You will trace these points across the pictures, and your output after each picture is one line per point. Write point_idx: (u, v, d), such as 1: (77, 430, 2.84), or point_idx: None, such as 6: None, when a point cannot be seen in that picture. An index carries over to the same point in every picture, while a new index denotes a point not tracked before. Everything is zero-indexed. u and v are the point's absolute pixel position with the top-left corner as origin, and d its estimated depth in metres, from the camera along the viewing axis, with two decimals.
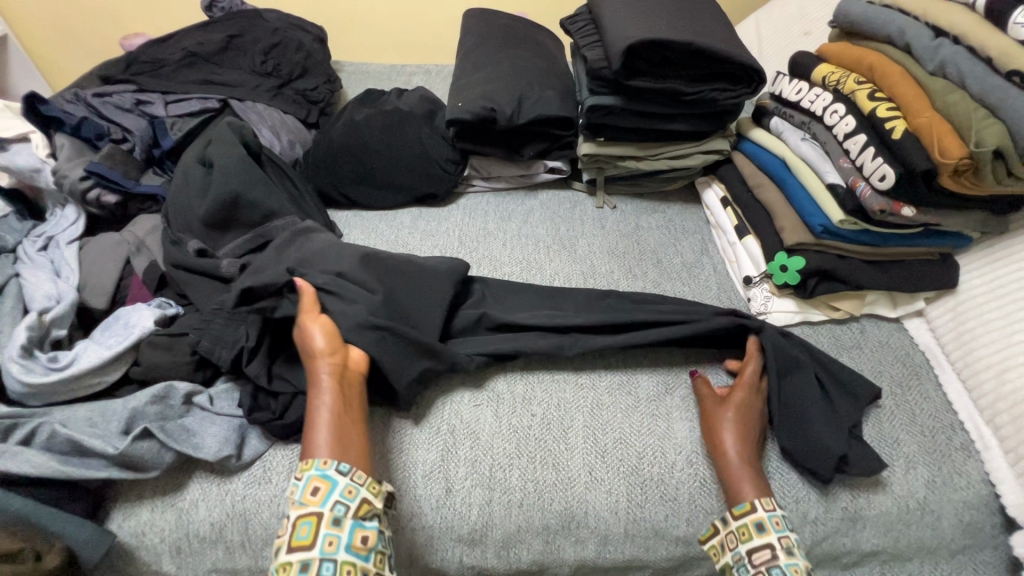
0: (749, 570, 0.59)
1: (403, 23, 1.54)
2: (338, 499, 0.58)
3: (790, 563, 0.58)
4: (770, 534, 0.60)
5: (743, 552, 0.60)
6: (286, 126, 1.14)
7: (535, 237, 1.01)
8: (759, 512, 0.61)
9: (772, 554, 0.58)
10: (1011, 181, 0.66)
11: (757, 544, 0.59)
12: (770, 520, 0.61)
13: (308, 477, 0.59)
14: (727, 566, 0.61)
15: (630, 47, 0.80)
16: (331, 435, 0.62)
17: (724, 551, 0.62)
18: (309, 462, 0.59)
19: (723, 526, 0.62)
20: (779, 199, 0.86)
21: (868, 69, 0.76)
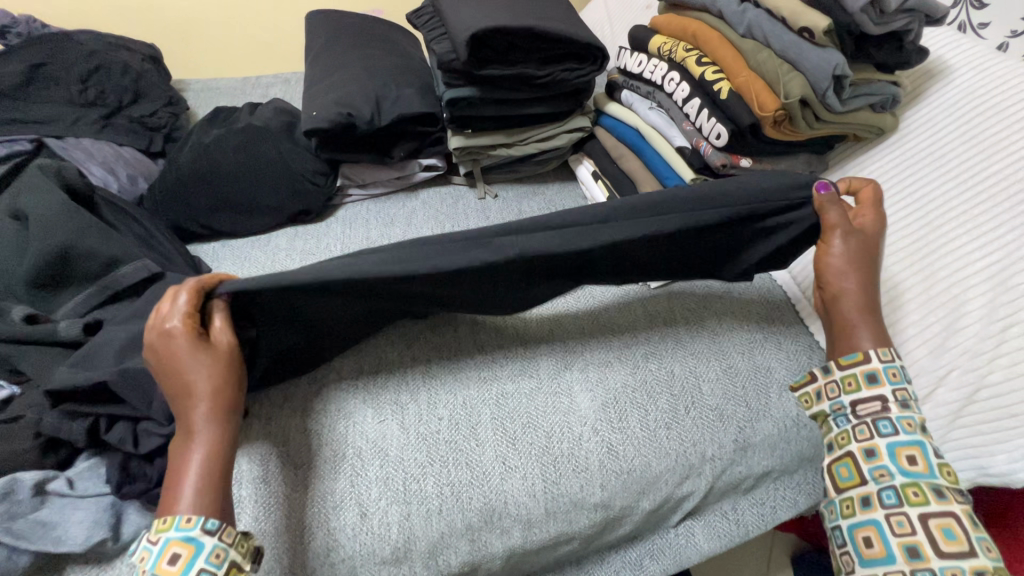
0: (850, 418, 0.60)
1: (247, 33, 1.43)
2: (203, 565, 0.49)
3: (902, 416, 0.58)
4: (883, 385, 0.60)
5: (844, 403, 0.61)
6: (122, 159, 1.01)
7: (421, 238, 1.00)
8: (873, 362, 0.61)
9: (882, 405, 0.59)
10: (820, 125, 0.75)
11: (865, 396, 0.60)
12: (886, 372, 0.60)
13: (164, 543, 0.50)
14: (822, 413, 0.63)
15: (474, 37, 0.80)
16: (200, 474, 0.53)
17: (822, 399, 0.63)
18: (166, 522, 0.51)
19: (825, 377, 0.63)
20: (639, 166, 0.90)
21: (692, 36, 0.82)
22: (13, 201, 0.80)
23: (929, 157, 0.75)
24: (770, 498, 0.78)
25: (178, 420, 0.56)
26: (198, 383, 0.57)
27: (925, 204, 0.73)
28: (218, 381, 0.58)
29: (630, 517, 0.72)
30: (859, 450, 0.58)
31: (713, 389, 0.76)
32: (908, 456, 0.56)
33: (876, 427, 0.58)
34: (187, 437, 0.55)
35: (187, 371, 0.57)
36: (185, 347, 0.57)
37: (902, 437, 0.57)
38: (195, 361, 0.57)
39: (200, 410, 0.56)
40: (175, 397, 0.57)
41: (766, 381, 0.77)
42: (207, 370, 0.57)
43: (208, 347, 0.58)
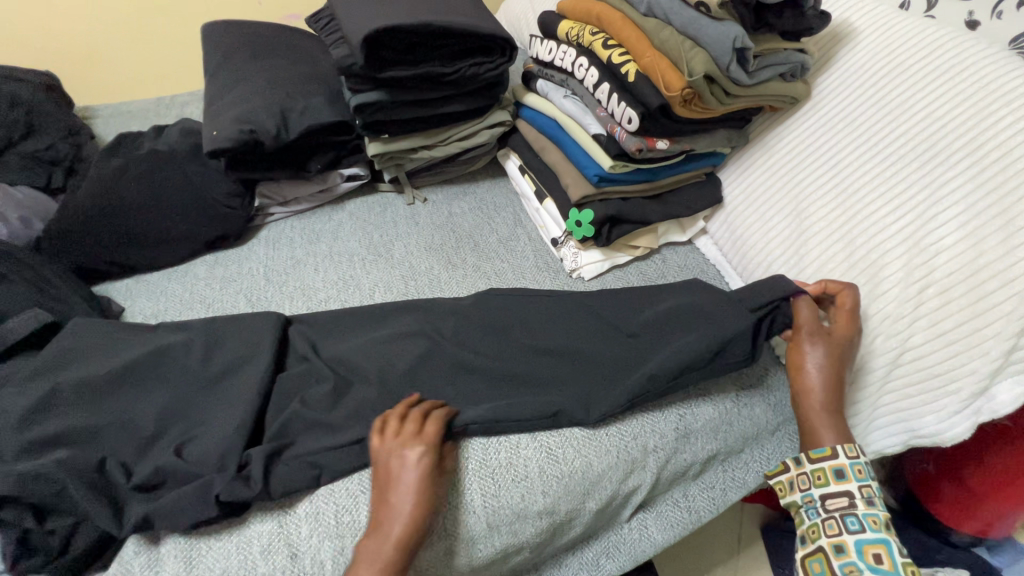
0: (820, 513, 0.58)
1: (151, 51, 1.35)
2: None
3: (868, 513, 0.56)
4: (850, 483, 0.58)
5: (815, 495, 0.59)
6: (13, 201, 0.93)
7: (348, 253, 0.95)
8: (840, 458, 0.59)
9: (849, 502, 0.57)
10: (730, 99, 0.73)
11: (834, 491, 0.58)
12: (853, 468, 0.58)
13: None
14: (795, 505, 0.61)
15: (368, 38, 0.76)
16: None
17: (793, 490, 0.61)
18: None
19: (797, 468, 0.61)
20: (561, 157, 0.88)
21: (597, 19, 0.79)
22: None
23: (842, 122, 0.75)
24: (718, 481, 0.77)
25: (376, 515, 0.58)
26: (404, 522, 0.57)
27: (841, 172, 0.72)
28: (425, 499, 0.58)
29: (579, 519, 0.70)
30: (829, 547, 0.56)
31: None
32: (875, 555, 0.54)
33: (844, 523, 0.56)
34: (379, 545, 0.56)
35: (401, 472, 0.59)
36: (416, 466, 0.59)
37: (869, 534, 0.55)
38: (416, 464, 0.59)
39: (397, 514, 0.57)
40: (384, 505, 0.58)
41: None
42: (421, 492, 0.58)
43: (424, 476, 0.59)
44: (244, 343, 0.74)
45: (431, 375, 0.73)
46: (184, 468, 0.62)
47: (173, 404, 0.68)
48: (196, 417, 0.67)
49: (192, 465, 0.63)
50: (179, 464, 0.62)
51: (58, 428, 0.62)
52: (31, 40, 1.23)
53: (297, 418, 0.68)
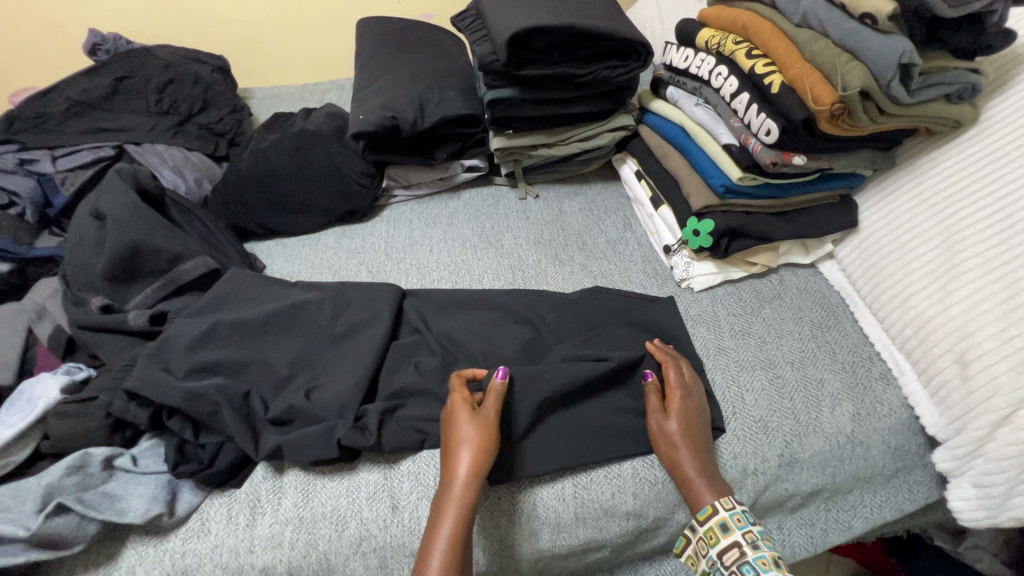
0: (724, 574, 0.56)
1: (306, 41, 1.50)
2: None
3: (758, 556, 0.55)
4: (734, 533, 0.57)
5: (714, 556, 0.58)
6: (190, 163, 1.09)
7: (461, 238, 1.01)
8: (721, 512, 0.59)
9: (739, 553, 0.56)
10: (884, 118, 0.69)
11: (725, 546, 0.57)
12: (734, 519, 0.58)
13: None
14: (706, 573, 0.59)
15: (513, 37, 0.80)
16: (452, 534, 0.57)
17: (699, 558, 0.60)
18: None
19: (693, 534, 0.61)
20: (684, 165, 0.87)
21: (743, 28, 0.78)
22: (92, 201, 0.86)
23: (1017, 151, 0.68)
24: (820, 519, 0.72)
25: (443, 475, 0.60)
26: (464, 473, 0.59)
27: (1010, 206, 0.66)
28: (483, 443, 0.61)
29: (666, 528, 0.70)
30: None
31: (756, 401, 0.72)
32: None
33: (741, 574, 0.55)
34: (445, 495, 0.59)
35: (465, 432, 0.62)
36: (460, 420, 0.63)
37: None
38: (477, 424, 0.62)
39: (465, 471, 0.59)
40: (451, 453, 0.61)
41: (818, 394, 0.72)
42: (477, 442, 0.61)
43: (492, 427, 0.63)
44: (369, 309, 0.81)
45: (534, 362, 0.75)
46: (312, 411, 0.70)
47: (307, 353, 0.76)
48: (323, 368, 0.75)
49: (318, 409, 0.70)
50: (308, 406, 0.70)
51: (216, 358, 0.72)
52: (212, 27, 1.42)
53: (410, 382, 0.73)
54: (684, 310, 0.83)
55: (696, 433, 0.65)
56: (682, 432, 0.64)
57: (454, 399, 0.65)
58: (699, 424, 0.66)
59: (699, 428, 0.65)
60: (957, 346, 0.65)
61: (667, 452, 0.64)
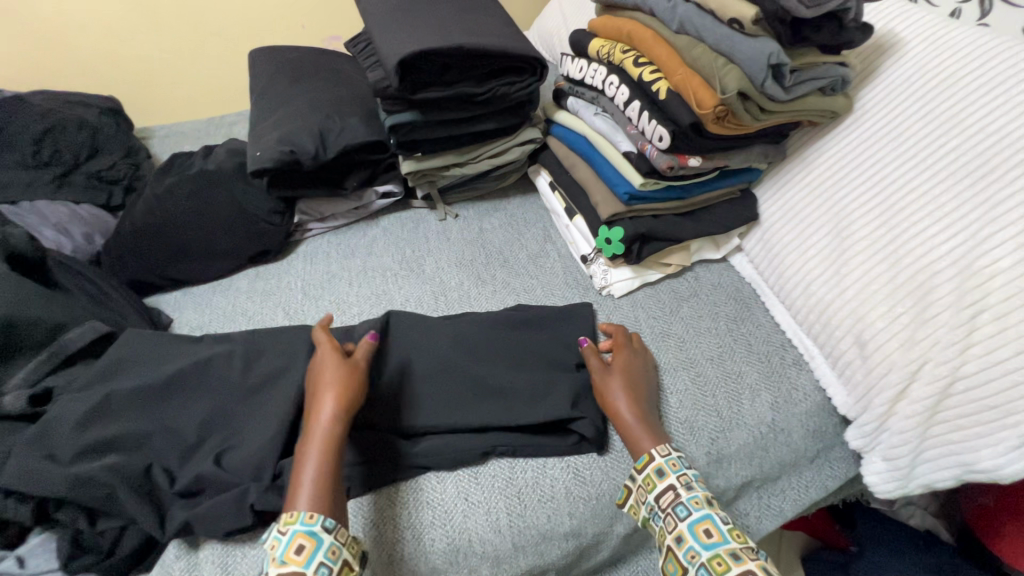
0: (661, 516, 0.59)
1: (205, 74, 1.43)
2: (322, 560, 0.53)
3: (691, 497, 0.58)
4: (669, 477, 0.60)
5: (652, 501, 0.60)
6: (77, 218, 1.01)
7: (381, 268, 0.98)
8: (657, 459, 0.62)
9: (674, 494, 0.59)
10: (766, 115, 0.71)
11: (660, 490, 0.60)
12: (668, 464, 0.61)
13: (292, 532, 0.54)
14: (645, 520, 0.61)
15: (402, 62, 0.77)
16: (321, 461, 0.59)
17: (640, 506, 0.62)
18: (292, 515, 0.55)
19: (633, 485, 0.63)
20: (591, 174, 0.88)
21: (628, 37, 0.79)
22: None
23: (887, 135, 0.71)
24: (754, 509, 0.74)
25: (310, 417, 0.63)
26: (329, 407, 0.62)
27: (885, 188, 0.69)
28: (347, 381, 0.65)
29: (606, 542, 0.69)
30: (672, 541, 0.56)
31: (680, 401, 0.73)
32: (705, 532, 0.55)
33: (676, 514, 0.57)
34: (311, 430, 0.61)
35: (331, 377, 0.65)
36: (326, 364, 0.67)
37: (695, 515, 0.57)
38: (341, 366, 0.67)
39: (331, 406, 0.63)
40: (317, 394, 0.65)
41: (738, 387, 0.73)
42: (342, 380, 0.65)
43: (357, 371, 0.67)
44: (281, 356, 0.77)
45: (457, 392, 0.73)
46: (222, 477, 0.65)
47: (214, 414, 0.71)
48: (234, 428, 0.70)
49: (229, 474, 0.65)
50: (218, 473, 0.65)
51: (108, 435, 0.66)
52: (97, 67, 1.33)
53: None
54: (606, 318, 0.83)
55: (636, 392, 0.69)
56: (624, 388, 0.68)
57: (318, 350, 0.69)
58: (641, 384, 0.70)
59: (641, 386, 0.70)
60: (854, 327, 0.68)
61: (612, 409, 0.67)
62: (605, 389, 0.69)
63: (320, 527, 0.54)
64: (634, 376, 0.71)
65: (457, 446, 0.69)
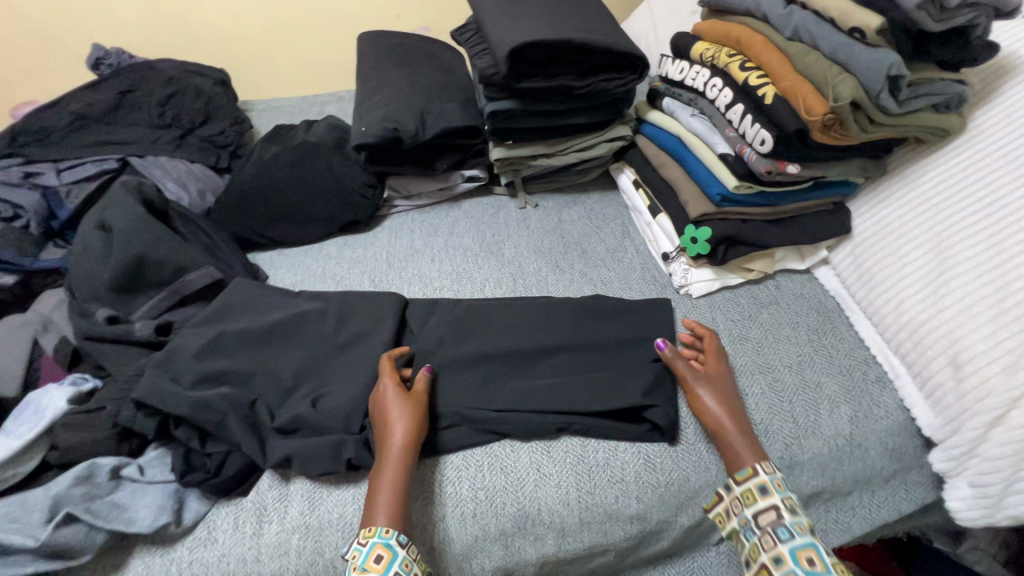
0: (756, 533, 0.60)
1: (306, 54, 1.53)
2: (399, 571, 0.57)
3: (795, 521, 0.60)
4: (773, 496, 0.61)
5: (749, 516, 0.62)
6: (193, 175, 1.10)
7: (462, 247, 1.02)
8: (761, 475, 0.63)
9: (777, 515, 0.60)
10: (875, 128, 0.71)
11: (762, 507, 0.61)
12: (774, 483, 0.62)
13: (371, 544, 0.59)
14: (734, 531, 0.63)
15: (514, 51, 0.81)
16: (394, 490, 0.63)
17: (730, 517, 0.64)
18: (371, 530, 0.60)
19: (727, 493, 0.65)
20: (681, 174, 0.89)
21: (736, 42, 0.80)
22: (98, 213, 0.87)
23: (1004, 159, 0.69)
24: (821, 521, 0.73)
25: (382, 443, 0.66)
26: (400, 439, 0.65)
27: (996, 212, 0.68)
28: (415, 412, 0.68)
29: (668, 531, 0.71)
30: (768, 559, 0.58)
31: (756, 404, 0.73)
32: (807, 559, 0.57)
33: (776, 534, 0.59)
34: (382, 459, 0.65)
35: (399, 407, 0.68)
36: (394, 393, 0.69)
37: (798, 540, 0.58)
38: (410, 399, 0.69)
39: (400, 439, 0.65)
40: (385, 424, 0.67)
41: (816, 396, 0.73)
42: (410, 413, 0.67)
43: (422, 403, 0.70)
44: (372, 317, 0.82)
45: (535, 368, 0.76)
46: (318, 418, 0.70)
47: (312, 361, 0.76)
48: (328, 376, 0.75)
49: (324, 417, 0.70)
50: (314, 414, 0.70)
51: (222, 367, 0.73)
52: (214, 42, 1.45)
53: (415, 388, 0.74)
54: (683, 316, 0.84)
55: (732, 407, 0.70)
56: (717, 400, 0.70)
57: (383, 382, 0.71)
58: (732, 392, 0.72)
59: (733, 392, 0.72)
60: (950, 348, 0.67)
61: (711, 421, 0.69)
62: (698, 400, 0.71)
63: (396, 542, 0.59)
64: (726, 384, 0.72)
65: (533, 420, 0.71)
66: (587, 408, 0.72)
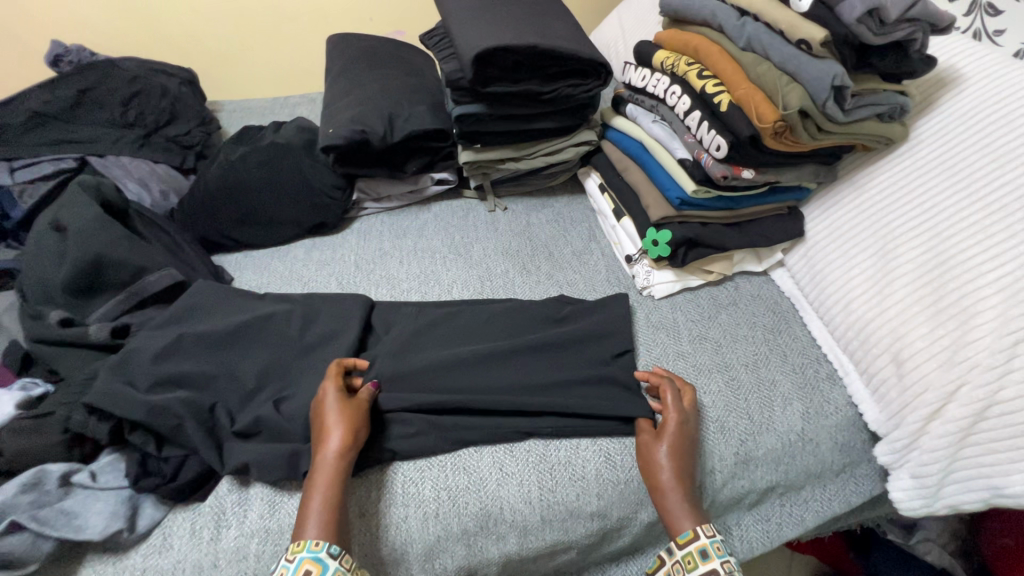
0: None
1: (278, 55, 1.51)
2: None
3: None
4: (713, 561, 0.60)
5: None
6: (156, 175, 1.08)
7: (431, 250, 1.02)
8: (702, 539, 0.61)
9: None
10: (823, 135, 0.74)
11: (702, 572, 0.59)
12: (713, 546, 0.61)
13: (299, 559, 0.57)
14: None
15: (478, 56, 0.82)
16: (327, 498, 0.62)
17: None
18: (299, 544, 0.58)
19: (668, 557, 0.63)
20: (644, 178, 0.92)
21: (694, 51, 0.83)
22: (51, 214, 0.85)
23: (942, 166, 0.73)
24: (776, 514, 0.75)
25: (318, 450, 0.65)
26: (334, 447, 0.64)
27: (934, 217, 0.71)
28: (352, 419, 0.67)
29: (629, 528, 0.72)
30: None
31: (713, 401, 0.75)
32: None
33: None
34: (317, 467, 0.64)
35: (337, 414, 0.67)
36: (333, 398, 0.68)
37: None
38: (348, 406, 0.68)
39: (335, 446, 0.64)
40: (321, 432, 0.66)
41: (771, 394, 0.75)
42: (347, 421, 0.66)
43: (364, 412, 0.69)
44: (337, 319, 0.82)
45: (501, 369, 0.77)
46: (279, 421, 0.70)
47: (274, 363, 0.76)
48: (291, 379, 0.75)
49: (285, 420, 0.70)
50: (275, 417, 0.70)
51: (180, 371, 0.71)
52: (182, 41, 1.42)
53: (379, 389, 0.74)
54: (646, 317, 0.86)
55: (682, 467, 0.66)
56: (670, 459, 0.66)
57: (324, 387, 0.69)
58: (688, 449, 0.68)
59: (689, 450, 0.68)
60: (893, 346, 0.70)
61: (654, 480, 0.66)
62: (649, 456, 0.67)
63: (325, 554, 0.58)
64: (685, 442, 0.68)
65: (497, 420, 0.72)
66: (549, 407, 0.73)
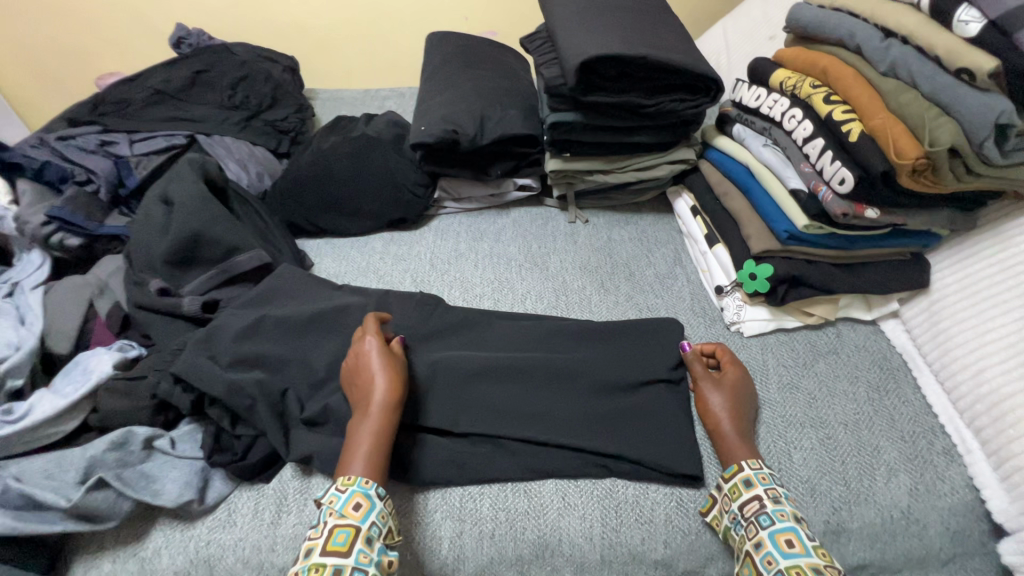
0: (743, 524, 0.60)
1: (375, 49, 1.55)
2: (376, 519, 0.58)
3: (777, 509, 0.59)
4: (757, 488, 0.61)
5: (736, 509, 0.61)
6: (254, 157, 1.13)
7: (506, 257, 1.00)
8: (746, 470, 0.64)
9: (759, 504, 0.60)
10: (970, 178, 0.65)
11: (746, 499, 0.61)
12: (758, 476, 0.63)
13: (350, 492, 0.59)
14: (727, 529, 0.62)
15: (584, 63, 0.79)
16: (373, 445, 0.63)
17: (722, 517, 0.63)
18: (349, 479, 0.60)
19: (719, 493, 0.65)
20: (745, 206, 0.86)
21: (822, 72, 0.75)
22: (162, 187, 0.90)
23: None
24: None
25: (364, 397, 0.66)
26: (381, 395, 0.65)
27: None
28: (395, 373, 0.67)
29: None
30: (750, 546, 0.58)
31: (804, 460, 0.68)
32: (786, 541, 0.56)
33: (759, 522, 0.59)
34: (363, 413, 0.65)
35: (382, 364, 0.67)
36: (375, 348, 0.69)
37: (779, 524, 0.58)
38: (387, 359, 0.68)
39: (382, 396, 0.65)
40: (366, 381, 0.66)
41: (873, 460, 0.67)
42: (390, 372, 0.67)
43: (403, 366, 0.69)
44: (412, 319, 0.81)
45: (572, 393, 0.73)
46: (347, 415, 0.70)
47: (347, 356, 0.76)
48: None
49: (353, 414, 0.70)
50: (344, 410, 0.70)
51: (261, 352, 0.73)
52: (289, 31, 1.49)
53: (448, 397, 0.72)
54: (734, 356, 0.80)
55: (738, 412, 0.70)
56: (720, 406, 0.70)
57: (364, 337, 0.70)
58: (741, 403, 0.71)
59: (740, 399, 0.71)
60: None
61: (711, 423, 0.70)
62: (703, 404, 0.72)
63: (375, 492, 0.60)
64: (731, 394, 0.71)
65: (563, 446, 0.69)
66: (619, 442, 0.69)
